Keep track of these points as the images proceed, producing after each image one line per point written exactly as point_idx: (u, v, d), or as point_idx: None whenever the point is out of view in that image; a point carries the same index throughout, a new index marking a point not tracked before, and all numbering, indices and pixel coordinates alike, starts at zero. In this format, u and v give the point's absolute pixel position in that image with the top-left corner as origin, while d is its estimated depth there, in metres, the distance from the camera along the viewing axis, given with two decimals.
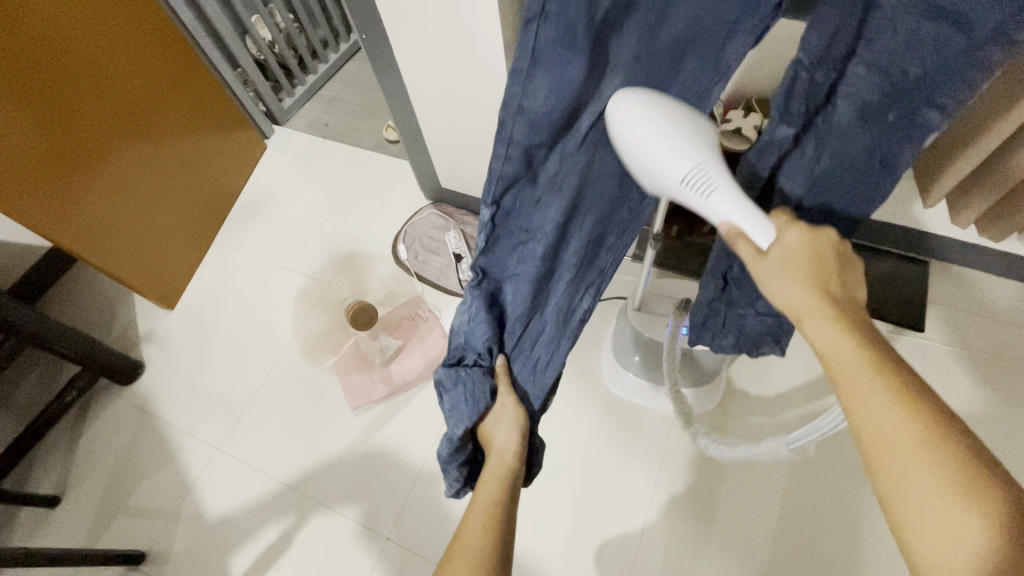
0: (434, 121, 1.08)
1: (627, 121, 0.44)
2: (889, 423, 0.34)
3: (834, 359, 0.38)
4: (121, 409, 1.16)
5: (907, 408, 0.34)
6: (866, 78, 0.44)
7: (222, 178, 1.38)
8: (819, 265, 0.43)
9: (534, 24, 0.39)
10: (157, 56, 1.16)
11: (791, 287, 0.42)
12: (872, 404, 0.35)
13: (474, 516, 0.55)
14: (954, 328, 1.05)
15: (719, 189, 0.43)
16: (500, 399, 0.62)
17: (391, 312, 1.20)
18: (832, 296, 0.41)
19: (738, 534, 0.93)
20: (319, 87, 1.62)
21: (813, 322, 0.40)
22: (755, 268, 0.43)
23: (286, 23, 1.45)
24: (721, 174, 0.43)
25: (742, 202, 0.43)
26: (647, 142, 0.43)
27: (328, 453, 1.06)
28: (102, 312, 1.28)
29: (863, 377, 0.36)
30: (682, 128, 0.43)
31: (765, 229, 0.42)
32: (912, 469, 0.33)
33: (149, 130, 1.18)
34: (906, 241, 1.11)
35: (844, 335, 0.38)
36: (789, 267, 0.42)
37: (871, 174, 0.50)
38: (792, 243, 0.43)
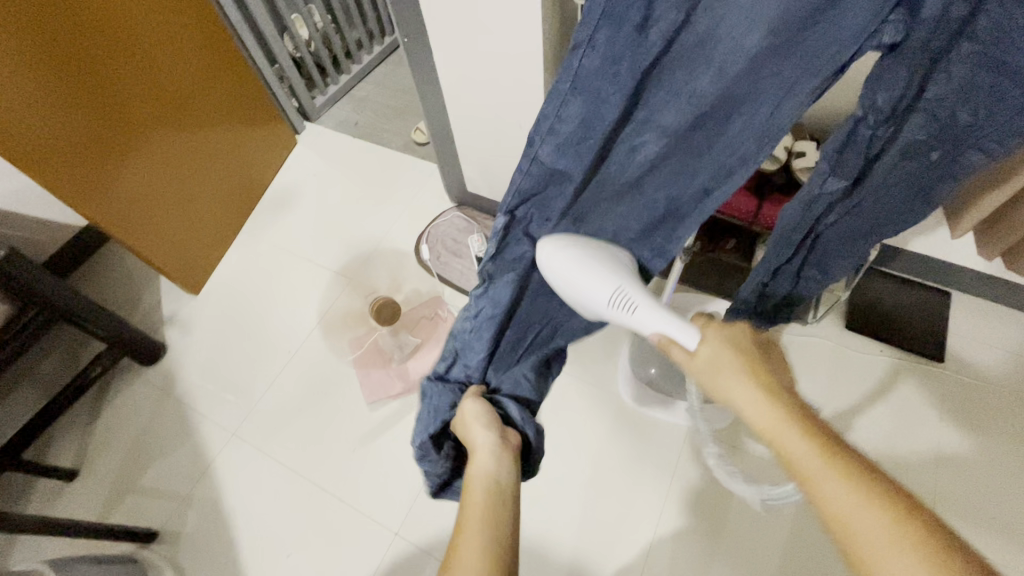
0: (467, 124, 1.10)
1: (550, 260, 0.52)
2: (853, 507, 0.37)
3: (788, 448, 0.41)
4: (140, 389, 1.18)
5: (864, 492, 0.37)
6: (922, 125, 0.45)
7: (255, 171, 1.42)
8: (743, 355, 0.47)
9: (580, 51, 0.42)
10: (197, 47, 1.19)
11: (740, 387, 0.45)
12: (831, 492, 0.38)
13: (468, 535, 0.48)
14: (974, 359, 1.05)
15: (640, 303, 0.49)
16: (465, 400, 0.56)
17: (411, 310, 1.22)
18: (773, 389, 0.44)
19: (747, 543, 0.93)
20: (352, 86, 1.65)
21: (761, 411, 0.44)
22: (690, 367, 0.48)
23: (324, 22, 1.49)
24: (638, 291, 0.50)
25: (663, 314, 0.48)
26: (569, 279, 0.51)
27: (344, 443, 1.07)
28: (127, 292, 1.31)
29: (813, 462, 0.39)
30: (596, 262, 0.51)
31: (690, 333, 0.48)
32: (879, 551, 0.35)
33: (185, 115, 1.20)
34: (932, 270, 1.10)
35: (786, 419, 0.42)
36: (719, 364, 0.46)
37: (904, 204, 0.53)
38: (714, 340, 0.47)
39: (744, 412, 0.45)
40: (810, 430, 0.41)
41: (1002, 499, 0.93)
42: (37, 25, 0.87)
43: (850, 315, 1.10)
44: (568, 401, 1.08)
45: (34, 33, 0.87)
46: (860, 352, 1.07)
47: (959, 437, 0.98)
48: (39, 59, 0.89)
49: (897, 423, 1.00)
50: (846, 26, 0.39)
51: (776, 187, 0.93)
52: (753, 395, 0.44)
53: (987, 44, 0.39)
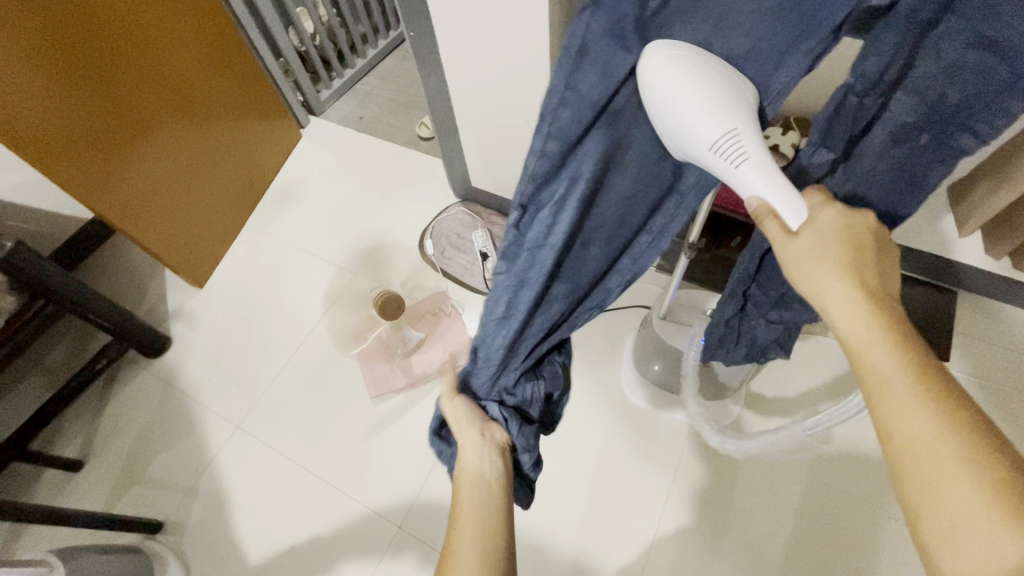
0: (472, 119, 1.10)
1: (653, 77, 0.39)
2: (930, 438, 0.33)
3: (869, 364, 0.37)
4: (145, 381, 1.18)
5: (947, 425, 0.33)
6: (904, 104, 0.43)
7: (261, 163, 1.42)
8: (851, 245, 0.40)
9: (587, 12, 0.36)
10: (202, 42, 1.19)
11: (835, 289, 0.39)
12: (907, 419, 0.34)
13: (461, 536, 0.54)
14: (980, 360, 1.04)
15: (752, 159, 0.39)
16: (445, 403, 0.60)
17: (416, 306, 1.22)
18: (877, 297, 0.38)
19: (751, 541, 0.93)
20: (356, 80, 1.65)
21: (851, 313, 0.38)
22: (785, 250, 0.40)
23: (329, 16, 1.48)
24: (755, 142, 0.40)
25: (777, 173, 0.39)
26: (681, 97, 0.38)
27: (349, 438, 1.08)
28: (133, 285, 1.31)
29: (896, 384, 0.35)
30: (716, 89, 0.39)
31: (800, 211, 0.40)
32: (950, 491, 0.32)
33: (191, 106, 1.21)
34: (939, 270, 1.10)
35: (882, 332, 0.37)
36: (818, 250, 0.39)
37: (894, 195, 0.50)
38: (827, 221, 0.40)
39: (830, 313, 0.39)
40: (906, 351, 0.36)
41: None
42: (43, 18, 0.87)
43: None
44: (572, 398, 1.09)
45: (45, 20, 0.88)
46: None
47: None
48: (49, 47, 0.89)
49: None
50: None
51: None
52: (849, 298, 0.38)
53: (974, 20, 0.37)
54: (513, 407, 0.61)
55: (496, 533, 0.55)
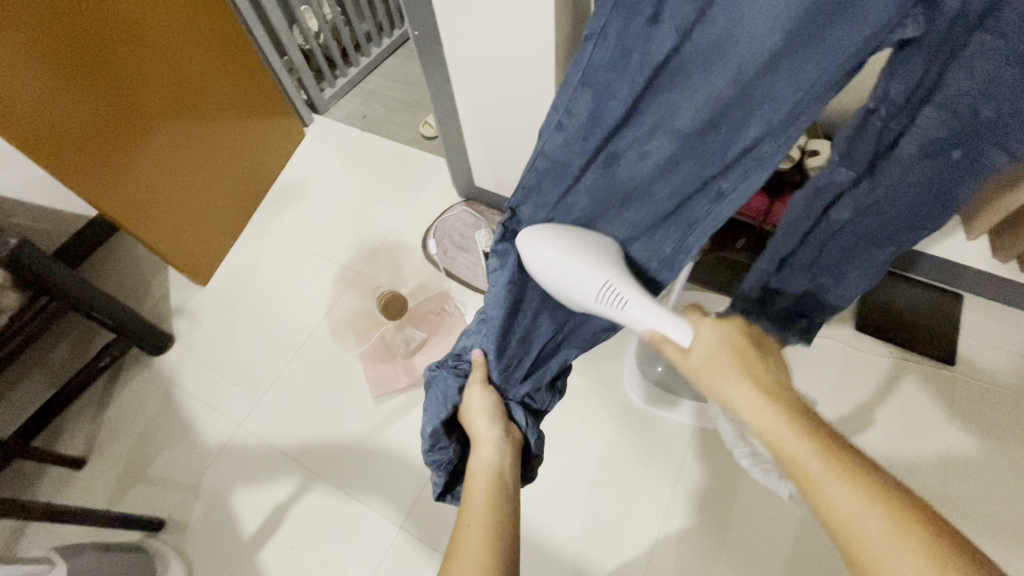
0: (477, 119, 1.09)
1: (532, 253, 0.52)
2: (861, 515, 0.34)
3: (788, 455, 0.38)
4: (148, 379, 1.18)
5: (870, 497, 0.35)
6: (937, 121, 0.43)
7: (265, 162, 1.42)
8: (737, 350, 0.45)
9: (591, 42, 0.43)
10: (203, 37, 1.18)
11: (740, 391, 0.42)
12: (838, 499, 0.35)
13: (470, 538, 0.49)
14: (986, 364, 1.03)
15: (630, 300, 0.49)
16: (472, 391, 0.57)
17: (419, 305, 1.22)
18: (776, 390, 0.42)
19: (753, 544, 0.93)
20: (361, 79, 1.65)
21: (757, 411, 0.41)
22: (685, 366, 0.47)
23: (334, 15, 1.48)
24: (628, 286, 0.50)
25: (651, 306, 0.48)
26: (555, 266, 0.50)
27: (351, 438, 1.07)
28: (136, 283, 1.31)
29: (817, 468, 0.36)
30: (582, 260, 0.51)
31: (682, 329, 0.47)
32: (897, 563, 0.32)
33: (196, 105, 1.21)
34: (946, 273, 1.09)
35: (785, 423, 0.39)
36: (713, 360, 0.45)
37: (924, 208, 0.52)
38: (709, 336, 0.46)
39: (743, 412, 0.42)
40: (812, 433, 0.38)
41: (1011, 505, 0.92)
42: (45, 14, 0.87)
43: (861, 317, 1.09)
44: (574, 399, 1.08)
45: (50, 21, 0.88)
46: (871, 355, 1.06)
47: (968, 441, 0.97)
48: (53, 47, 0.89)
49: (907, 426, 0.99)
50: (866, 18, 0.37)
51: (789, 186, 0.92)
52: (750, 397, 0.42)
53: (1010, 38, 0.36)
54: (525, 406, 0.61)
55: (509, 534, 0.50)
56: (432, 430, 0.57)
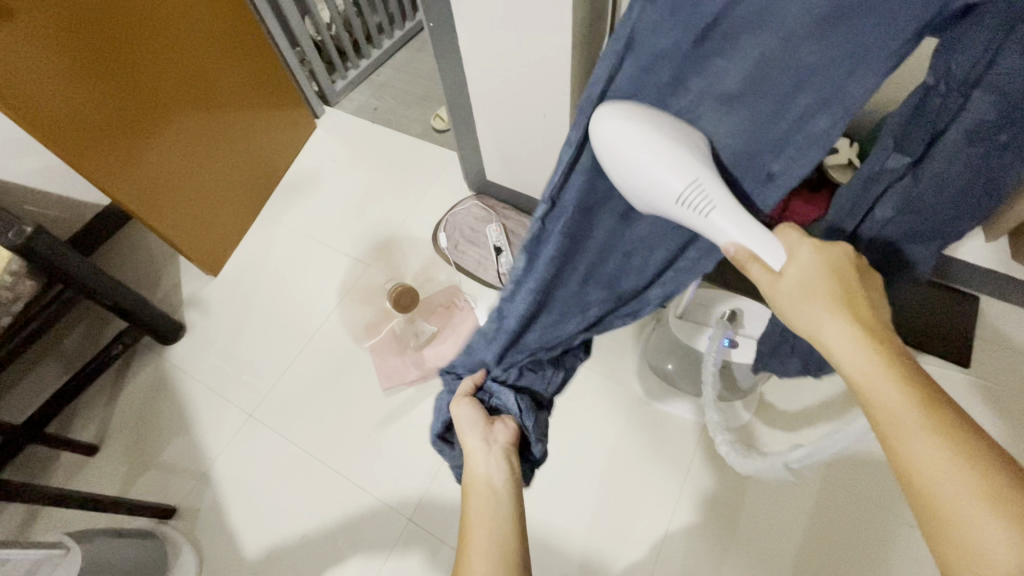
0: (490, 113, 1.09)
1: (609, 134, 0.41)
2: (943, 471, 0.33)
3: (876, 397, 0.36)
4: (159, 368, 1.19)
5: (957, 455, 0.33)
6: (993, 101, 0.38)
7: (275, 153, 1.42)
8: (842, 282, 0.40)
9: (638, 6, 0.40)
10: (218, 26, 1.18)
11: (834, 325, 0.39)
12: (919, 448, 0.34)
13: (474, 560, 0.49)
14: (1000, 367, 1.02)
15: (716, 207, 0.41)
16: (454, 405, 0.57)
17: (429, 298, 1.22)
18: (875, 331, 0.38)
19: (762, 543, 0.92)
20: (372, 71, 1.64)
21: (849, 348, 0.38)
22: (772, 292, 0.42)
23: (346, 6, 1.47)
24: (718, 192, 0.41)
25: (742, 217, 0.41)
26: (626, 159, 0.41)
27: (361, 429, 1.08)
28: (148, 272, 1.32)
29: (903, 415, 0.35)
30: (673, 150, 0.41)
31: (770, 249, 0.41)
32: (972, 524, 0.31)
33: (207, 95, 1.20)
34: (962, 275, 1.07)
35: (882, 365, 0.36)
36: (808, 288, 0.40)
37: (969, 200, 0.45)
38: (808, 259, 0.41)
39: (833, 348, 0.39)
40: (909, 379, 0.36)
41: None
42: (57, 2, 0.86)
43: None
44: (583, 395, 1.08)
45: (63, 9, 0.87)
46: None
47: None
48: (68, 36, 0.89)
49: None
50: None
51: (804, 183, 0.91)
52: (845, 334, 0.38)
53: None
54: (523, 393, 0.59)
55: (510, 538, 0.50)
56: (435, 441, 0.61)
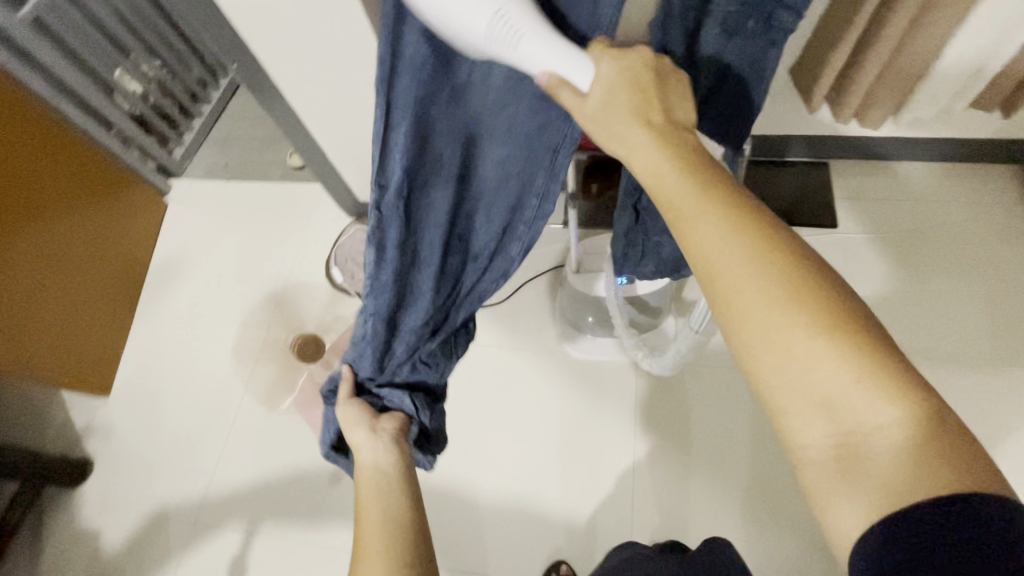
0: (336, 137, 1.05)
1: None
2: (725, 250, 0.37)
3: (661, 192, 0.40)
4: (76, 513, 1.08)
5: (739, 234, 0.37)
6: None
7: (129, 247, 1.30)
8: (634, 91, 0.42)
9: None
10: (27, 143, 1.05)
11: (631, 137, 0.42)
12: (704, 232, 0.38)
13: (369, 530, 0.52)
14: (862, 215, 1.13)
15: (524, 35, 0.41)
16: (340, 406, 0.59)
17: (341, 337, 1.16)
18: (665, 136, 0.41)
19: (718, 448, 0.99)
20: (209, 128, 1.54)
21: (650, 158, 0.41)
22: (583, 113, 0.43)
23: (156, 71, 1.35)
24: (522, 16, 0.40)
25: (554, 41, 0.41)
26: (443, 1, 0.38)
27: (317, 491, 1.04)
28: (29, 416, 1.18)
29: (690, 204, 0.38)
30: None
31: (582, 69, 0.42)
32: (766, 312, 0.36)
33: (39, 216, 1.08)
34: (808, 148, 1.17)
35: (674, 164, 0.40)
36: (613, 110, 0.42)
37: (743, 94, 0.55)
38: (608, 73, 0.42)
39: (631, 158, 0.42)
40: (696, 176, 0.39)
41: (916, 332, 1.03)
42: None
43: None
44: (523, 373, 1.09)
45: None
46: None
47: (868, 289, 1.07)
48: None
49: None
50: None
51: None
52: (644, 143, 0.41)
53: None
54: (416, 389, 0.61)
55: (400, 494, 0.55)
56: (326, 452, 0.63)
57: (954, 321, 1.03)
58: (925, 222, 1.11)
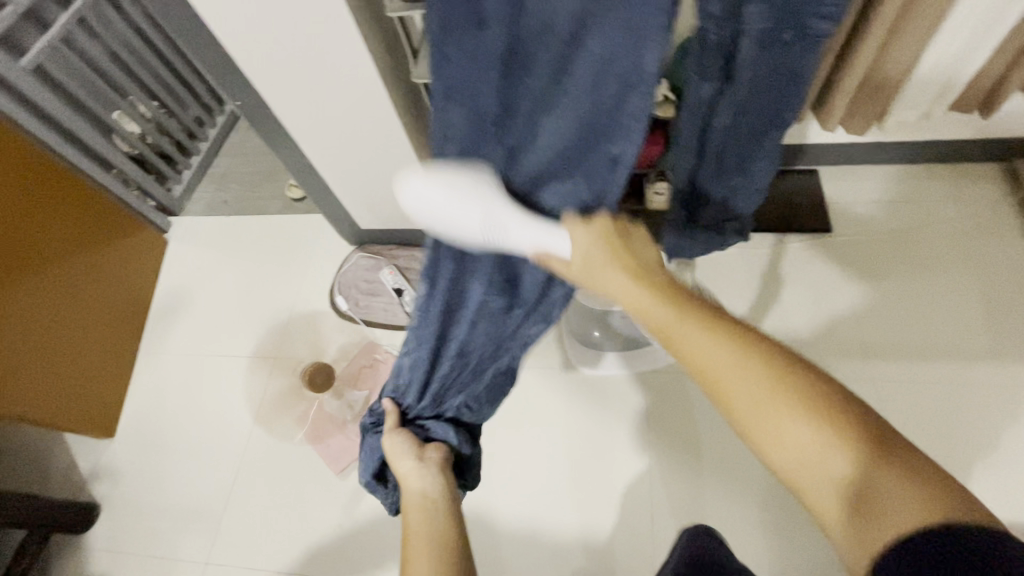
0: (337, 167, 1.07)
1: (420, 200, 0.55)
2: (710, 354, 0.45)
3: (648, 313, 0.50)
4: (84, 558, 1.06)
5: (716, 340, 0.45)
6: (762, 12, 0.45)
7: (131, 286, 1.30)
8: (610, 245, 0.54)
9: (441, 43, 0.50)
10: (23, 188, 1.06)
11: (616, 278, 0.52)
12: (690, 339, 0.46)
13: (417, 549, 0.54)
14: (852, 220, 1.16)
15: (511, 226, 0.55)
16: (385, 438, 0.62)
17: (349, 365, 1.17)
18: (644, 274, 0.52)
19: (732, 455, 0.99)
20: (207, 165, 1.55)
21: (632, 292, 0.51)
22: (571, 274, 0.56)
23: (153, 111, 1.38)
24: (508, 215, 0.55)
25: (533, 225, 0.56)
26: (447, 221, 0.55)
27: (329, 524, 1.02)
28: (34, 462, 1.17)
29: (667, 325, 0.48)
30: (465, 198, 0.53)
31: (558, 242, 0.55)
32: (754, 397, 0.43)
33: (37, 259, 1.08)
34: (797, 156, 1.21)
35: (654, 296, 0.50)
36: (593, 263, 0.54)
37: (783, 103, 0.54)
38: (586, 236, 0.55)
39: (621, 296, 0.52)
40: (667, 300, 0.49)
41: (916, 330, 1.05)
42: None
43: None
44: (533, 390, 1.09)
45: None
46: (765, 248, 1.16)
47: (866, 290, 1.09)
48: None
49: (813, 296, 1.10)
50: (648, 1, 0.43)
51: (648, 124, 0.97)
52: (625, 282, 0.51)
53: None
54: (459, 427, 0.67)
55: (446, 517, 0.57)
56: (366, 480, 0.64)
57: (950, 320, 1.05)
58: (917, 222, 1.14)
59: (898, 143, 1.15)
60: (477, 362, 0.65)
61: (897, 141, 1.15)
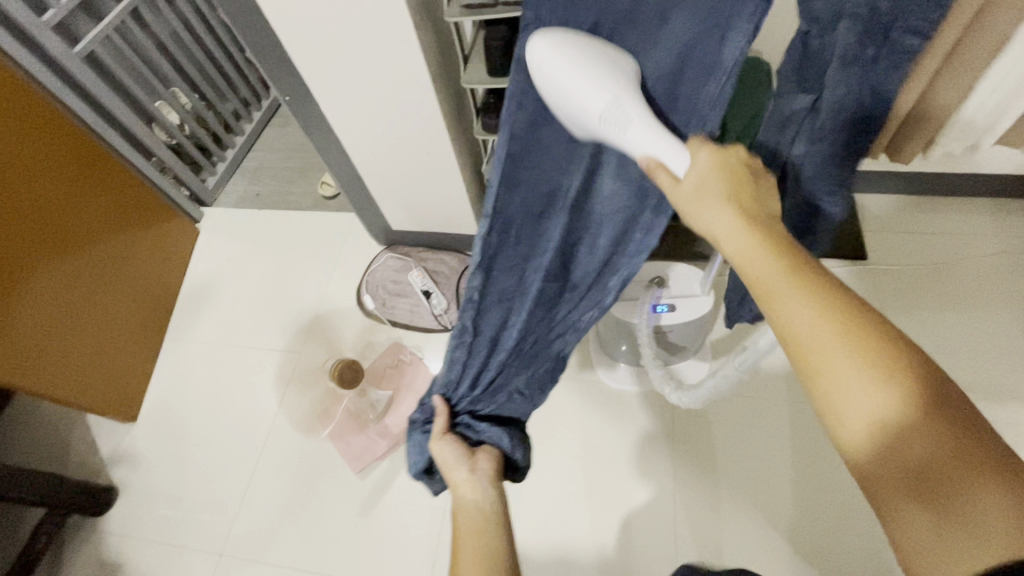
0: (375, 167, 1.08)
1: (543, 63, 0.46)
2: (808, 315, 0.36)
3: (750, 266, 0.39)
4: (98, 543, 1.05)
5: (822, 303, 0.36)
6: (852, 28, 0.45)
7: (160, 274, 1.31)
8: (726, 180, 0.43)
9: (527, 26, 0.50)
10: (62, 168, 1.07)
11: (717, 216, 0.41)
12: (792, 302, 0.37)
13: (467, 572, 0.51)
14: (889, 249, 1.15)
15: (634, 124, 0.45)
16: (435, 443, 0.59)
17: (373, 364, 1.16)
18: (754, 219, 0.40)
19: (760, 481, 0.96)
20: (241, 159, 1.57)
21: (735, 240, 0.40)
22: (675, 195, 0.44)
23: (193, 102, 1.40)
24: (635, 109, 0.45)
25: (657, 129, 0.45)
26: (565, 91, 0.46)
27: (345, 523, 1.01)
28: (55, 442, 1.17)
29: (775, 280, 0.38)
30: (593, 71, 0.45)
31: (681, 157, 0.44)
32: (842, 365, 0.35)
33: (71, 239, 1.09)
34: None
35: (764, 246, 0.39)
36: (702, 194, 0.43)
37: (870, 126, 0.51)
38: (704, 162, 0.43)
39: (720, 240, 0.41)
40: (779, 253, 0.38)
41: (953, 363, 1.02)
42: None
43: None
44: (559, 402, 1.08)
45: None
46: None
47: (902, 320, 1.07)
48: None
49: None
50: None
51: None
52: (727, 226, 0.41)
53: None
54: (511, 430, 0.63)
55: (498, 537, 0.54)
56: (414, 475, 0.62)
57: (990, 355, 1.02)
58: (955, 254, 1.12)
59: (938, 174, 1.15)
60: (531, 346, 0.65)
61: (937, 172, 1.15)
